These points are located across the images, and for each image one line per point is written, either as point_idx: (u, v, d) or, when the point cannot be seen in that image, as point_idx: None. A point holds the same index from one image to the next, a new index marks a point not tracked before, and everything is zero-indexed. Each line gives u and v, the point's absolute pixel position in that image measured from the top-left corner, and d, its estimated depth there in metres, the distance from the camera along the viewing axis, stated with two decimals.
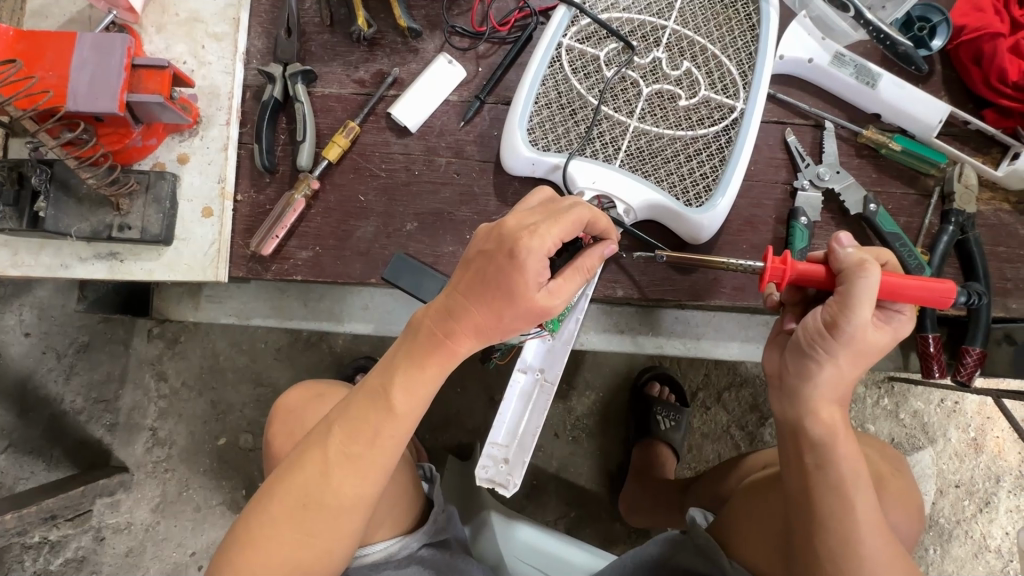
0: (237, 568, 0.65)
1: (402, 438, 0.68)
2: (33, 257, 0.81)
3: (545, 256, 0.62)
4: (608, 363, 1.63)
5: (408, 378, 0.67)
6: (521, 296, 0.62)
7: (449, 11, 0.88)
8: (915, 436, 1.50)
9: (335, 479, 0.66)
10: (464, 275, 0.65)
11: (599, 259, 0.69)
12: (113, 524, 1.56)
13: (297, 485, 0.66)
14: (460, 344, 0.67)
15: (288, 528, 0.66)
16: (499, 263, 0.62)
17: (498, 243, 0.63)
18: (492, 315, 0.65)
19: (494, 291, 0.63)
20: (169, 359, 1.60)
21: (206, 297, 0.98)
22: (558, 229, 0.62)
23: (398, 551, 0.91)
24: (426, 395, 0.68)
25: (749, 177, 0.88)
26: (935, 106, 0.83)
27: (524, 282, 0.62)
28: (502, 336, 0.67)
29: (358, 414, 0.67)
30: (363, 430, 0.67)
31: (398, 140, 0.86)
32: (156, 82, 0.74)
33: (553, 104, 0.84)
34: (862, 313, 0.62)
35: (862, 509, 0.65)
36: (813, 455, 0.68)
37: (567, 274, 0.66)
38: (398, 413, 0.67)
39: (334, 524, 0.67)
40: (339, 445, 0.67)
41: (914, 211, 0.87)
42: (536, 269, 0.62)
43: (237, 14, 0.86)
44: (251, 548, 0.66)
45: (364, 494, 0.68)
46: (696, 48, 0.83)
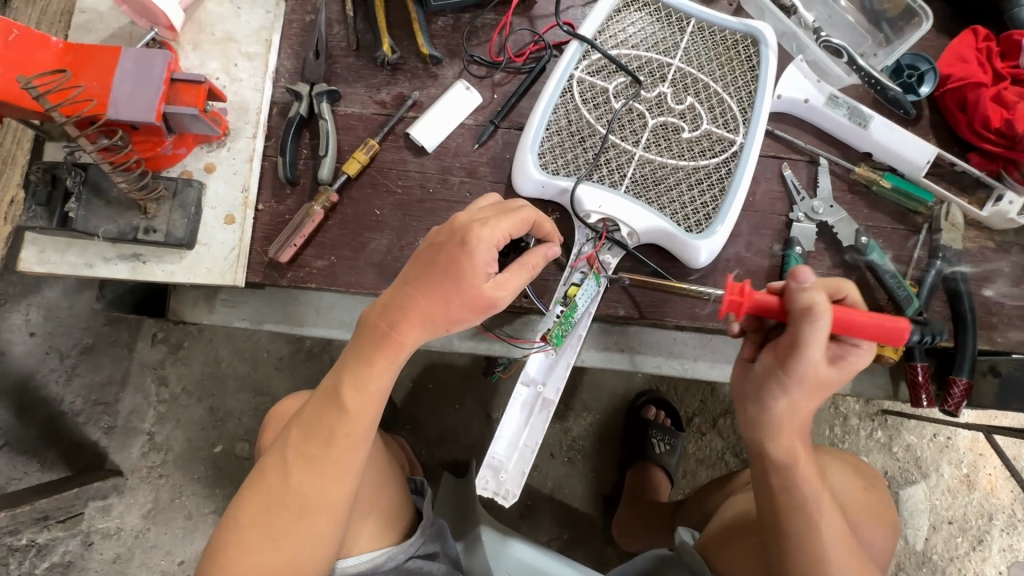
0: None
1: (361, 434, 0.69)
2: (58, 255, 0.84)
3: (493, 246, 0.67)
4: (606, 385, 1.65)
5: (356, 373, 0.68)
6: (470, 282, 0.65)
7: (469, 41, 0.94)
8: (908, 470, 1.51)
9: (295, 478, 0.67)
10: (412, 268, 0.69)
11: (547, 256, 0.73)
12: (102, 528, 1.55)
13: (261, 488, 0.68)
14: (407, 335, 0.68)
15: (257, 534, 0.66)
16: (450, 251, 0.66)
17: (449, 236, 0.68)
18: (441, 305, 0.67)
19: (445, 278, 0.66)
20: (171, 364, 1.62)
21: (222, 301, 1.00)
22: (503, 222, 0.67)
23: (384, 562, 0.90)
24: (381, 391, 0.69)
25: (747, 207, 0.92)
26: (923, 148, 0.88)
27: (473, 268, 0.66)
28: (451, 328, 0.69)
29: (313, 415, 0.69)
30: (318, 429, 0.68)
31: (415, 159, 0.91)
32: (192, 95, 0.79)
33: (564, 131, 0.89)
34: (812, 353, 0.64)
35: (828, 530, 0.68)
36: (777, 477, 0.70)
37: (515, 269, 0.70)
38: (353, 410, 0.68)
39: (304, 527, 0.67)
40: (296, 445, 0.68)
41: (903, 245, 0.91)
42: (486, 257, 0.66)
43: (270, 36, 0.91)
44: (225, 555, 0.66)
45: (330, 492, 0.68)
46: (699, 85, 0.90)
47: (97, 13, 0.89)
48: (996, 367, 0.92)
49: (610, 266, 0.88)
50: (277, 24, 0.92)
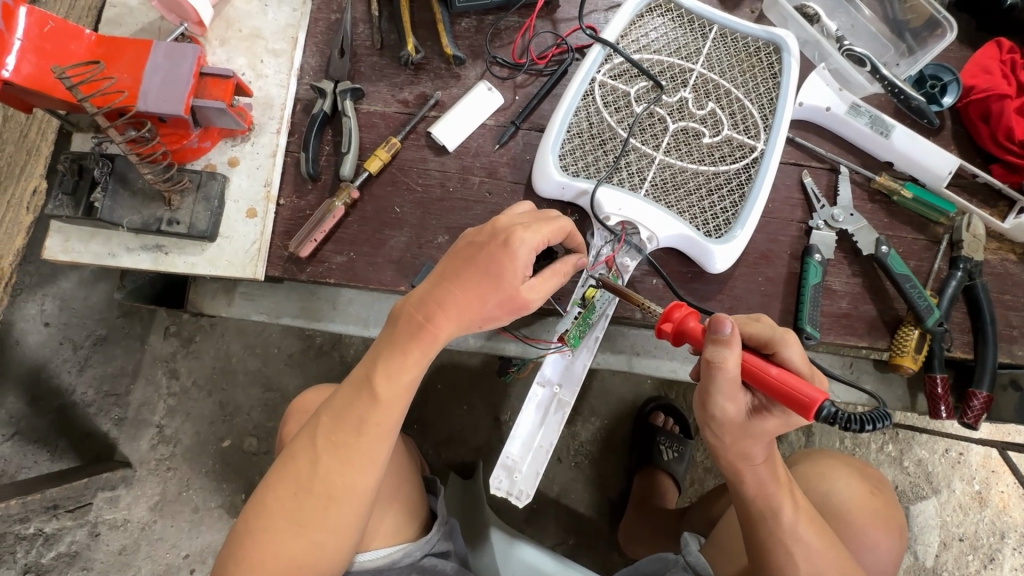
0: (237, 564, 0.66)
1: (390, 425, 0.69)
2: (83, 244, 0.85)
3: (533, 250, 0.69)
4: (614, 391, 1.66)
5: (389, 364, 0.68)
6: (508, 281, 0.67)
7: (492, 43, 0.94)
8: (919, 484, 1.50)
9: (324, 466, 0.67)
10: (450, 263, 0.70)
11: (576, 264, 0.76)
12: (109, 519, 1.56)
13: (289, 474, 0.68)
14: (441, 328, 0.68)
15: (283, 520, 0.67)
16: (492, 250, 0.68)
17: (491, 235, 0.69)
18: (477, 301, 0.69)
19: (484, 275, 0.68)
20: (183, 357, 1.65)
21: (241, 293, 1.00)
22: (544, 228, 0.70)
23: (401, 558, 0.89)
24: (410, 382, 0.69)
25: (766, 214, 0.91)
26: (945, 158, 0.88)
27: (513, 268, 0.68)
28: (482, 324, 0.70)
29: (342, 404, 0.69)
30: (350, 417, 0.68)
31: (436, 158, 0.91)
32: (220, 89, 0.80)
33: (584, 134, 0.89)
34: (716, 401, 0.63)
35: (787, 509, 0.71)
36: (757, 519, 0.72)
37: (549, 273, 0.72)
38: (383, 401, 0.68)
39: (332, 517, 0.67)
40: (327, 431, 0.68)
41: (923, 255, 0.90)
42: (526, 258, 0.68)
43: (296, 34, 0.92)
44: (249, 541, 0.66)
45: (357, 482, 0.68)
46: (721, 90, 0.91)
47: (128, 8, 0.91)
48: (1016, 380, 0.91)
49: (628, 270, 0.87)
50: (303, 22, 0.93)
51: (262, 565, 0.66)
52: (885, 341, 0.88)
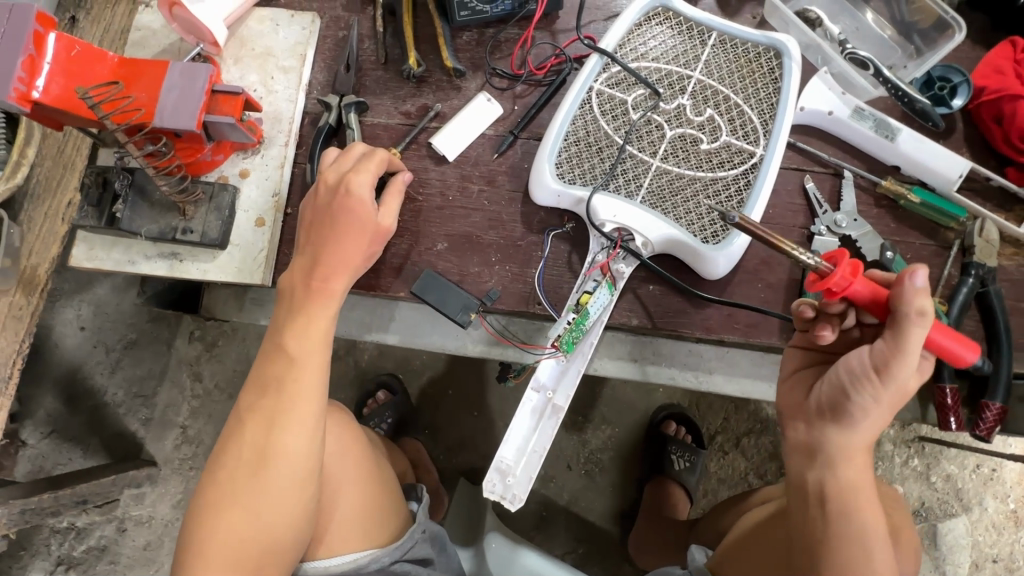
0: (192, 553, 0.73)
1: (308, 381, 0.79)
2: (106, 252, 0.90)
3: (372, 185, 0.81)
4: (624, 400, 1.67)
5: (295, 328, 0.80)
6: (363, 220, 0.79)
7: (492, 55, 0.96)
8: (948, 501, 1.54)
9: (250, 434, 0.77)
10: (311, 231, 0.82)
11: (405, 180, 0.86)
12: (136, 516, 1.64)
13: (226, 452, 0.77)
14: (334, 284, 0.81)
15: (224, 496, 0.75)
16: (341, 203, 0.80)
17: (331, 191, 0.81)
18: (354, 252, 0.81)
19: (342, 224, 0.80)
20: (206, 360, 1.75)
21: (251, 299, 1.00)
22: (369, 163, 0.81)
23: (367, 564, 0.97)
24: (318, 338, 0.80)
25: (767, 220, 0.90)
26: (955, 161, 0.86)
27: (362, 207, 0.80)
28: (365, 263, 0.83)
29: (260, 376, 0.79)
30: (270, 385, 0.78)
31: (436, 167, 0.94)
32: (230, 105, 0.84)
33: (581, 142, 0.90)
34: (909, 359, 0.64)
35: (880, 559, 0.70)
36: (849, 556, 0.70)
37: (389, 196, 0.83)
38: (297, 359, 0.79)
39: (269, 482, 0.75)
40: (250, 402, 0.79)
41: (933, 261, 0.88)
42: (370, 195, 0.80)
43: (304, 51, 0.97)
44: (199, 524, 0.74)
45: (281, 442, 0.76)
46: (719, 97, 0.91)
47: (152, 31, 0.97)
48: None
49: (624, 276, 0.86)
50: (312, 39, 0.97)
51: (211, 541, 0.73)
52: None
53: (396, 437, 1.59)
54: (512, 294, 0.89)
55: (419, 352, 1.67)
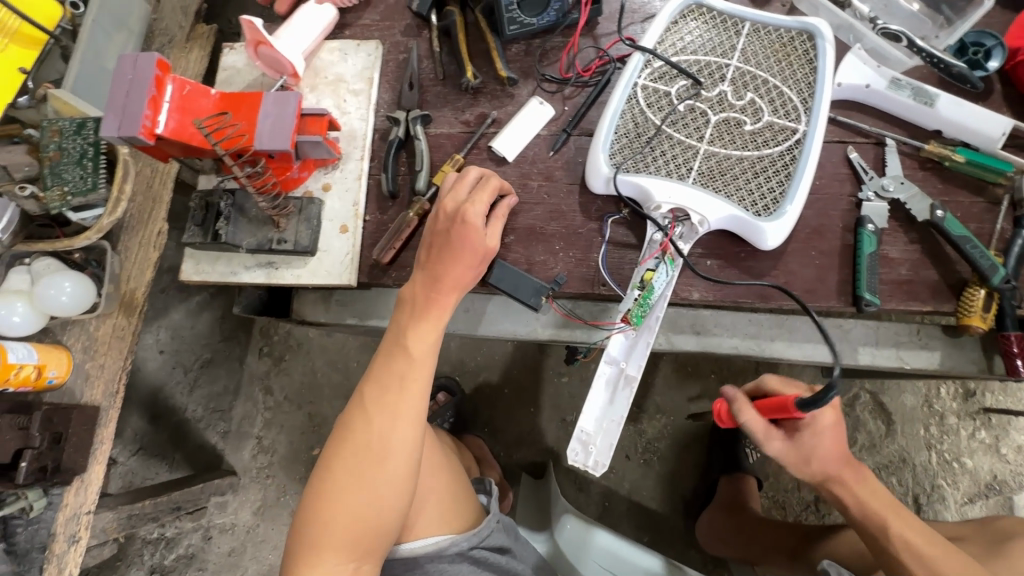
0: (319, 521, 0.84)
1: (423, 380, 0.90)
2: (210, 266, 1.01)
3: (482, 213, 0.88)
4: (678, 387, 1.70)
5: (416, 329, 0.90)
6: (476, 245, 0.86)
7: (540, 63, 1.05)
8: (1021, 472, 1.57)
9: (375, 424, 0.87)
10: (427, 252, 0.90)
11: (511, 204, 0.95)
12: (220, 523, 1.74)
13: (350, 437, 0.87)
14: (445, 295, 0.89)
15: (348, 475, 0.85)
16: (456, 230, 0.87)
17: (449, 219, 0.88)
18: (463, 270, 0.89)
19: (456, 247, 0.87)
20: (275, 374, 1.87)
21: (337, 301, 1.07)
22: (483, 194, 0.88)
23: (448, 546, 1.02)
24: (432, 339, 0.91)
25: (815, 190, 0.95)
26: (997, 120, 0.90)
27: (475, 233, 0.87)
28: (471, 282, 0.90)
29: (384, 370, 0.90)
30: (392, 380, 0.89)
31: (497, 168, 1.02)
32: (316, 126, 0.94)
33: (631, 133, 0.97)
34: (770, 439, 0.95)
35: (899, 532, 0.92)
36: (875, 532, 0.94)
37: (494, 221, 0.91)
38: (416, 357, 0.89)
39: (380, 468, 0.85)
40: (373, 395, 0.88)
41: (984, 217, 0.91)
42: (481, 223, 0.87)
43: (371, 75, 1.07)
44: (327, 497, 0.84)
45: (400, 433, 0.87)
46: (759, 81, 0.98)
47: (236, 70, 1.10)
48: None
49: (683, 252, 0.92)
50: (377, 64, 1.08)
51: (337, 512, 0.84)
52: (951, 303, 0.88)
53: (458, 435, 1.66)
54: (577, 278, 0.96)
55: (475, 353, 1.75)
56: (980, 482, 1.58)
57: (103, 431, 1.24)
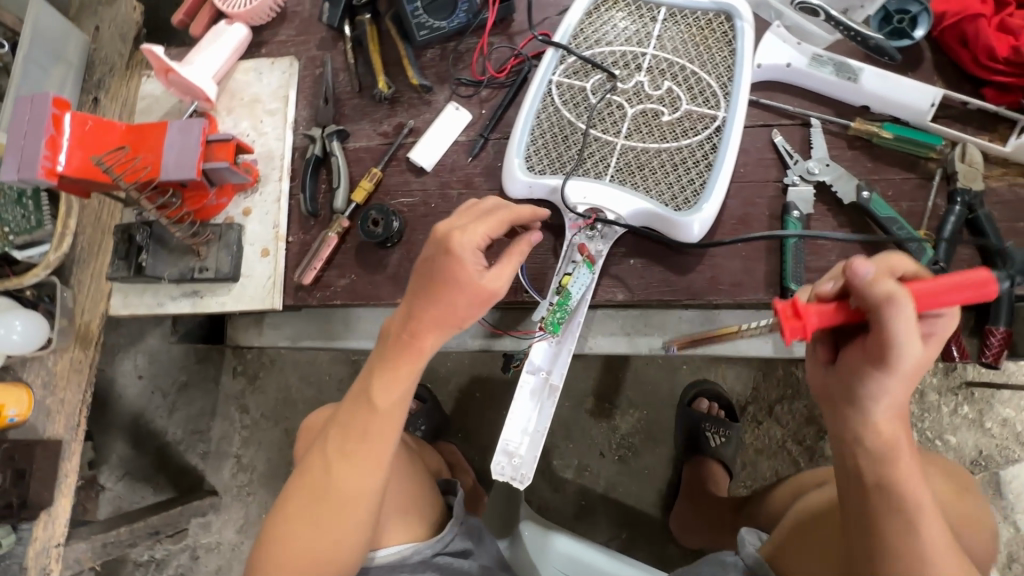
0: (273, 562, 0.79)
1: (392, 429, 0.78)
2: (138, 298, 1.01)
3: (477, 249, 0.72)
4: (649, 381, 1.68)
5: (381, 377, 0.77)
6: (464, 285, 0.71)
7: (455, 67, 1.02)
8: (1008, 446, 1.51)
9: (335, 475, 0.78)
10: (414, 286, 0.75)
11: (533, 240, 0.77)
12: (205, 543, 1.77)
13: (308, 483, 0.79)
14: (425, 340, 0.75)
15: (304, 521, 0.78)
16: (440, 263, 0.72)
17: (434, 250, 0.73)
18: (450, 311, 0.74)
19: (441, 285, 0.72)
20: (250, 393, 1.87)
21: (268, 323, 1.09)
22: (479, 225, 0.73)
23: (411, 555, 0.97)
24: (405, 387, 0.77)
25: (739, 179, 0.91)
26: (924, 91, 0.85)
27: (464, 271, 0.72)
28: (465, 324, 0.75)
29: (349, 416, 0.79)
30: (357, 429, 0.78)
31: (416, 179, 1.00)
32: (223, 152, 0.93)
33: (547, 133, 0.94)
34: (911, 345, 0.57)
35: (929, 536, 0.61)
36: (892, 522, 0.62)
37: (509, 259, 0.74)
38: (380, 410, 0.77)
39: (334, 517, 0.78)
40: (337, 444, 0.79)
41: (916, 194, 0.86)
42: (471, 259, 0.72)
43: (287, 92, 1.05)
44: (281, 537, 0.79)
45: (364, 485, 0.78)
46: (676, 68, 0.93)
47: (155, 99, 1.09)
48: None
49: (602, 255, 0.90)
50: (292, 81, 1.06)
51: (291, 554, 0.78)
52: None
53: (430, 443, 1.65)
54: None
55: (444, 360, 1.74)
56: (965, 459, 1.52)
57: (67, 465, 1.20)
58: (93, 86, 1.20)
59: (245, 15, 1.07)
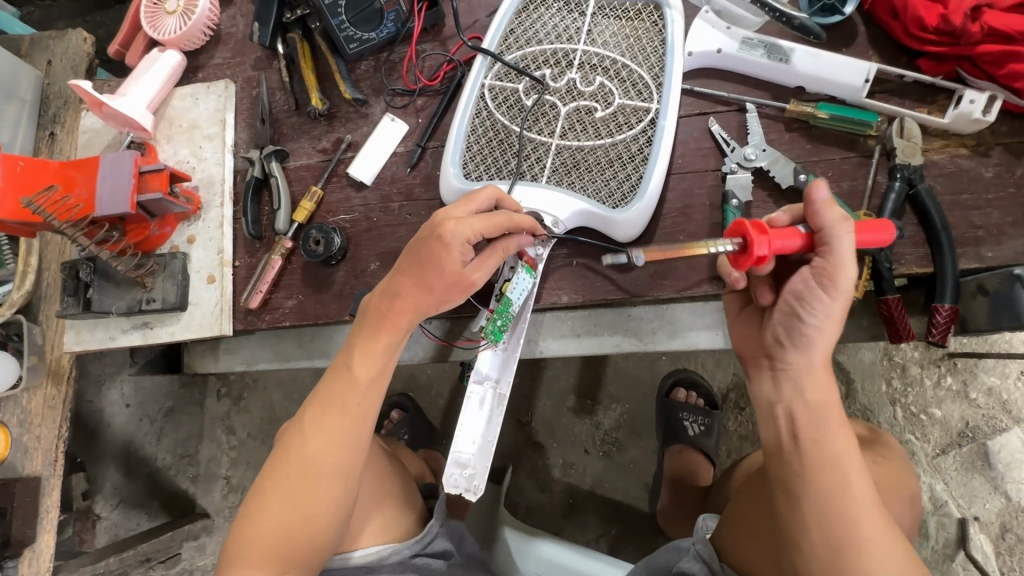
0: (232, 555, 0.68)
1: (372, 402, 0.75)
2: (90, 333, 1.01)
3: (467, 240, 0.72)
4: (628, 374, 1.67)
5: (365, 349, 0.75)
6: (447, 273, 0.72)
7: (388, 77, 1.01)
8: (995, 416, 1.48)
9: (312, 448, 0.71)
10: (402, 264, 0.75)
11: (521, 241, 0.77)
12: (201, 565, 1.77)
13: (281, 459, 0.72)
14: (401, 316, 0.75)
15: (274, 501, 0.70)
16: (431, 248, 0.72)
17: (425, 234, 0.73)
18: (425, 292, 0.74)
19: (426, 267, 0.72)
20: (235, 414, 1.89)
21: (224, 349, 1.09)
22: (478, 220, 0.72)
23: (389, 556, 0.86)
24: (384, 360, 0.75)
25: (678, 171, 0.89)
26: (857, 67, 0.83)
27: (450, 260, 0.72)
28: (438, 310, 0.76)
29: (327, 389, 0.74)
30: (336, 400, 0.73)
31: (358, 193, 0.99)
32: (157, 181, 0.93)
33: (482, 138, 0.93)
34: (850, 268, 0.64)
35: (858, 484, 0.62)
36: (822, 472, 0.63)
37: (491, 255, 0.76)
38: (360, 376, 0.74)
39: (310, 495, 0.70)
40: (314, 415, 0.73)
41: (857, 173, 0.84)
42: (460, 251, 0.72)
43: (224, 116, 1.05)
44: (245, 526, 0.70)
45: (342, 460, 0.72)
46: (607, 62, 0.92)
47: (94, 132, 1.09)
48: (984, 286, 0.79)
49: (542, 258, 0.88)
50: (229, 104, 1.05)
51: (253, 545, 0.68)
52: None
53: None
54: None
55: (423, 368, 1.73)
56: (952, 431, 1.50)
57: (48, 500, 1.18)
58: (49, 120, 1.18)
59: (176, 41, 1.06)
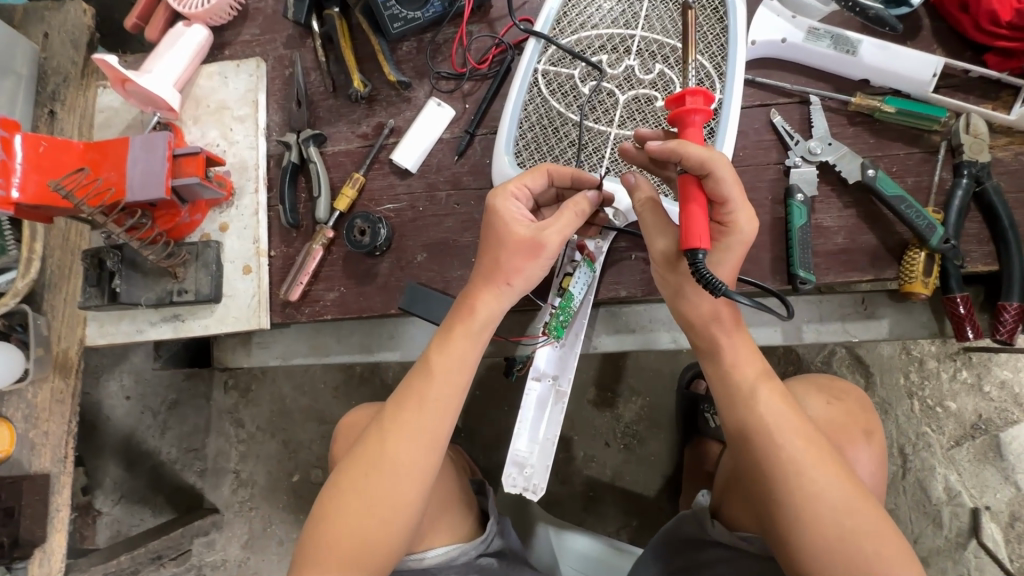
0: (319, 547, 0.71)
1: (450, 400, 0.73)
2: (115, 326, 0.96)
3: (516, 201, 0.75)
4: (649, 367, 1.66)
5: (440, 343, 0.74)
6: (505, 231, 0.73)
7: (433, 59, 0.97)
8: (1008, 410, 1.48)
9: (390, 445, 0.72)
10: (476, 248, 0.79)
11: (589, 197, 0.74)
12: (210, 561, 1.71)
13: (361, 456, 0.73)
14: (476, 299, 0.75)
15: (355, 497, 0.72)
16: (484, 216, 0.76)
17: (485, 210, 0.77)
18: (493, 265, 0.74)
19: (486, 236, 0.75)
20: (244, 406, 1.77)
21: (257, 342, 1.08)
22: (524, 176, 0.75)
23: (457, 557, 0.87)
24: (463, 356, 0.74)
25: (739, 163, 0.87)
26: (926, 61, 0.82)
27: (502, 219, 0.74)
28: (515, 280, 0.74)
29: (405, 388, 0.74)
30: (412, 399, 0.73)
31: (401, 181, 0.95)
32: (193, 166, 0.87)
33: (536, 126, 0.90)
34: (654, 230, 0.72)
35: (765, 403, 0.71)
36: (732, 401, 0.73)
37: (558, 213, 0.73)
38: (437, 374, 0.73)
39: (386, 491, 0.71)
40: (392, 413, 0.73)
41: (921, 169, 0.83)
42: (508, 208, 0.74)
43: (256, 96, 0.99)
44: (330, 521, 0.72)
45: (416, 458, 0.72)
46: (667, 49, 0.88)
47: (114, 111, 1.04)
48: None
49: (602, 251, 0.87)
50: (261, 84, 0.99)
51: (336, 539, 0.71)
52: (892, 270, 0.82)
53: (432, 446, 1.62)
54: None
55: None
56: (965, 424, 1.50)
57: (58, 498, 1.08)
58: (48, 97, 1.07)
59: (203, 15, 0.99)
